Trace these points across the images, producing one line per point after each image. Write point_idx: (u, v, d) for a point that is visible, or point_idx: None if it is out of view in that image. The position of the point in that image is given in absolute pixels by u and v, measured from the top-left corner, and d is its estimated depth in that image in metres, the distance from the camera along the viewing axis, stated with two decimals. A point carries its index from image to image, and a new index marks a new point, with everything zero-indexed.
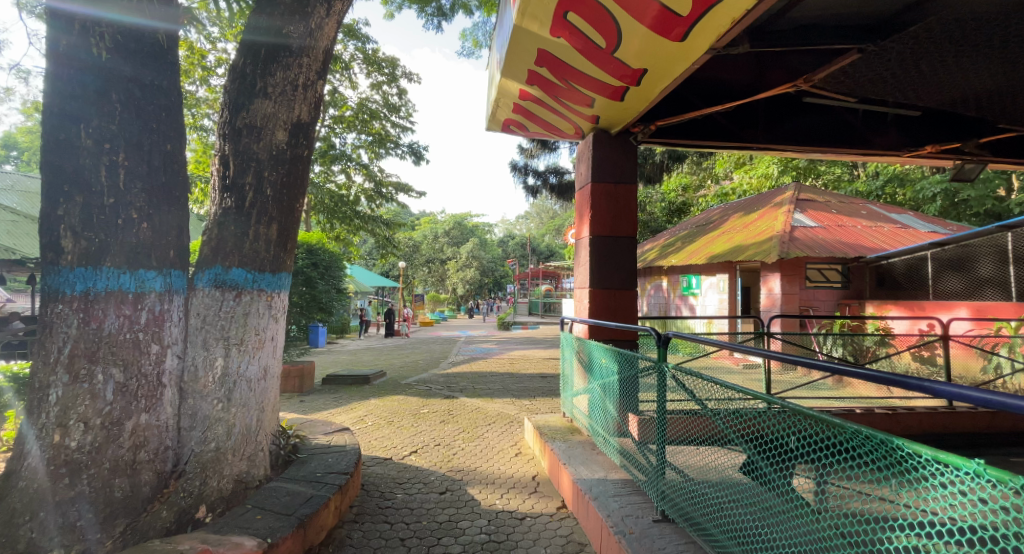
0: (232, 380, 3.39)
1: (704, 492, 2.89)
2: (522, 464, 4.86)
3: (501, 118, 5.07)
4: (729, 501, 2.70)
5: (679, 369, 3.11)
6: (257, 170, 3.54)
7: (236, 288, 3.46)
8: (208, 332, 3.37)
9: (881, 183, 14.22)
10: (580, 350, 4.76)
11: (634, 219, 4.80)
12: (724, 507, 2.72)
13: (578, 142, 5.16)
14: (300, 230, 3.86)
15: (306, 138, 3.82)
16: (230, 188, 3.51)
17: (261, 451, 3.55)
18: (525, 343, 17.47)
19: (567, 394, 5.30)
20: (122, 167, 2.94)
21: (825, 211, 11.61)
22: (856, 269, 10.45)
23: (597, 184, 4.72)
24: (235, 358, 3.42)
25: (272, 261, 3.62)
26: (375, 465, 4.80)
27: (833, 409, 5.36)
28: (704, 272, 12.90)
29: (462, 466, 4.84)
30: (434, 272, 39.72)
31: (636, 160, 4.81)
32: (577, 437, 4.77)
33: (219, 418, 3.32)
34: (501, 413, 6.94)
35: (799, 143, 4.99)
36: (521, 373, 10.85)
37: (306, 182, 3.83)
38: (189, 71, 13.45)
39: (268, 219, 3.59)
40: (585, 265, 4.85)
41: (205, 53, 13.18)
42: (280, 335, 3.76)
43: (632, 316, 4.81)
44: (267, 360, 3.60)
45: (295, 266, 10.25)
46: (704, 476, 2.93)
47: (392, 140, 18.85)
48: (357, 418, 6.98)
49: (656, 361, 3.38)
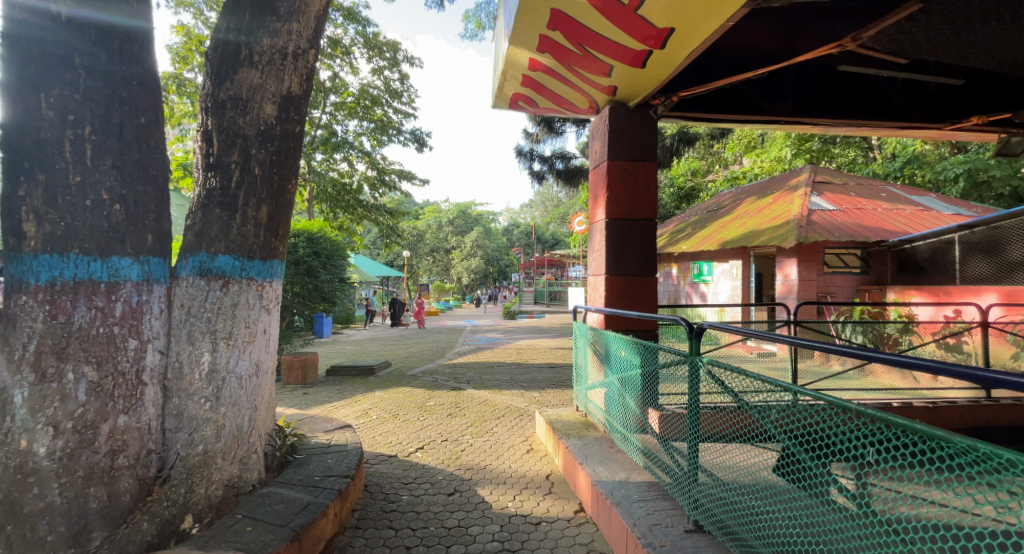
0: (220, 377, 3.11)
1: (751, 505, 2.56)
2: (535, 462, 4.56)
3: (508, 93, 4.76)
4: (783, 519, 2.36)
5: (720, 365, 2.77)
6: (243, 147, 3.26)
7: (223, 277, 3.17)
8: (193, 326, 3.09)
9: (899, 164, 13.79)
10: (596, 341, 4.44)
11: (654, 200, 4.45)
12: (777, 525, 2.39)
13: (593, 118, 4.84)
14: (293, 214, 3.56)
15: (298, 113, 3.53)
16: (214, 167, 3.24)
17: (255, 453, 3.26)
18: (532, 332, 17.17)
19: (581, 387, 5.00)
20: (88, 142, 2.65)
21: (844, 195, 11.19)
22: (876, 253, 10.06)
23: (613, 161, 4.38)
24: (224, 354, 3.13)
25: (263, 247, 3.33)
26: (378, 464, 4.52)
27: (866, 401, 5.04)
28: (716, 258, 12.55)
29: (472, 464, 4.55)
30: (439, 261, 39.18)
31: (656, 135, 4.44)
32: (593, 432, 4.47)
33: (208, 418, 3.05)
34: (510, 405, 6.66)
35: (834, 116, 4.62)
36: (529, 364, 10.59)
37: (298, 161, 3.54)
38: (187, 57, 13.19)
39: (258, 200, 3.30)
40: (600, 251, 4.53)
41: (202, 38, 12.90)
42: (274, 328, 3.47)
43: (650, 304, 4.49)
44: (259, 355, 3.32)
45: (295, 255, 9.87)
46: (750, 487, 2.60)
47: (394, 126, 18.51)
48: (361, 411, 6.74)
49: (687, 355, 3.05)
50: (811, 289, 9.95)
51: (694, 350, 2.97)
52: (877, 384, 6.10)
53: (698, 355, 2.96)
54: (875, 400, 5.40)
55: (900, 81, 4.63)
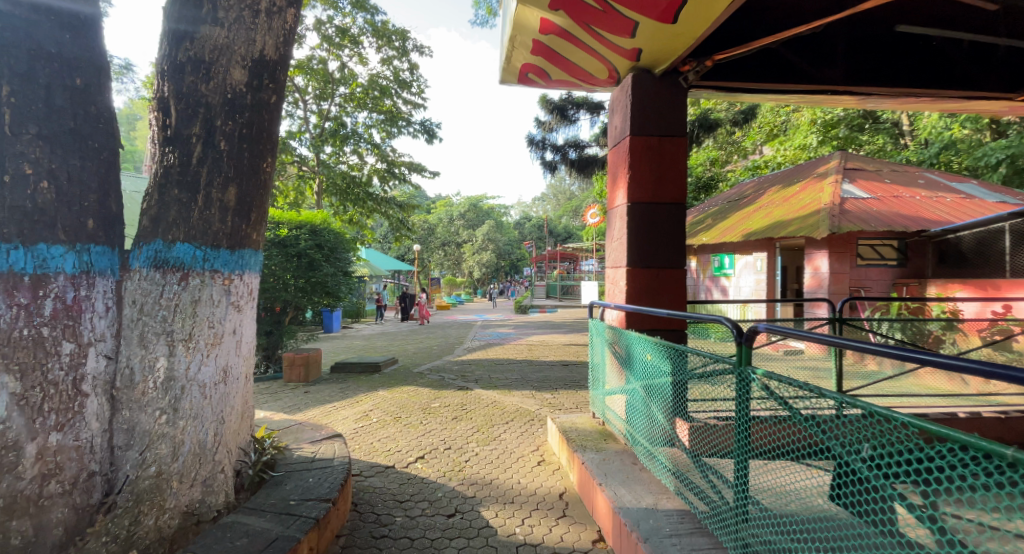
0: (179, 385, 2.66)
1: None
2: (547, 476, 4.05)
3: (516, 65, 4.26)
4: None
5: (781, 376, 2.22)
6: (206, 118, 2.83)
7: (182, 269, 2.71)
8: (147, 325, 2.63)
9: (934, 150, 13.21)
10: (616, 342, 3.94)
11: (682, 180, 3.91)
12: None
13: (612, 90, 4.32)
14: (268, 198, 3.11)
15: (273, 81, 3.08)
16: (172, 140, 2.80)
17: (222, 473, 2.81)
18: (544, 327, 16.70)
19: (599, 393, 4.50)
20: (7, 106, 2.25)
21: (878, 182, 10.62)
22: (915, 244, 9.47)
23: (637, 137, 3.86)
24: (183, 359, 2.67)
25: (230, 234, 2.88)
26: (371, 478, 4.05)
27: (929, 413, 4.46)
28: (738, 250, 11.94)
29: (476, 478, 4.06)
30: (449, 255, 38.48)
31: (685, 106, 3.91)
32: (613, 445, 3.93)
33: (164, 433, 2.60)
34: (520, 408, 6.18)
35: (889, 84, 4.15)
36: (541, 361, 10.09)
37: (273, 135, 3.10)
38: None
39: (224, 179, 2.85)
40: (621, 240, 4.02)
41: None
42: (245, 327, 3.02)
43: (678, 299, 3.97)
44: (226, 360, 2.86)
45: (296, 248, 9.28)
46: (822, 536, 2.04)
47: (404, 117, 18.05)
48: (361, 413, 6.32)
49: (737, 365, 2.52)
50: (843, 283, 9.46)
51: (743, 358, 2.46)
52: (930, 390, 5.50)
53: (748, 364, 2.44)
54: (933, 407, 4.82)
55: (967, 43, 4.22)
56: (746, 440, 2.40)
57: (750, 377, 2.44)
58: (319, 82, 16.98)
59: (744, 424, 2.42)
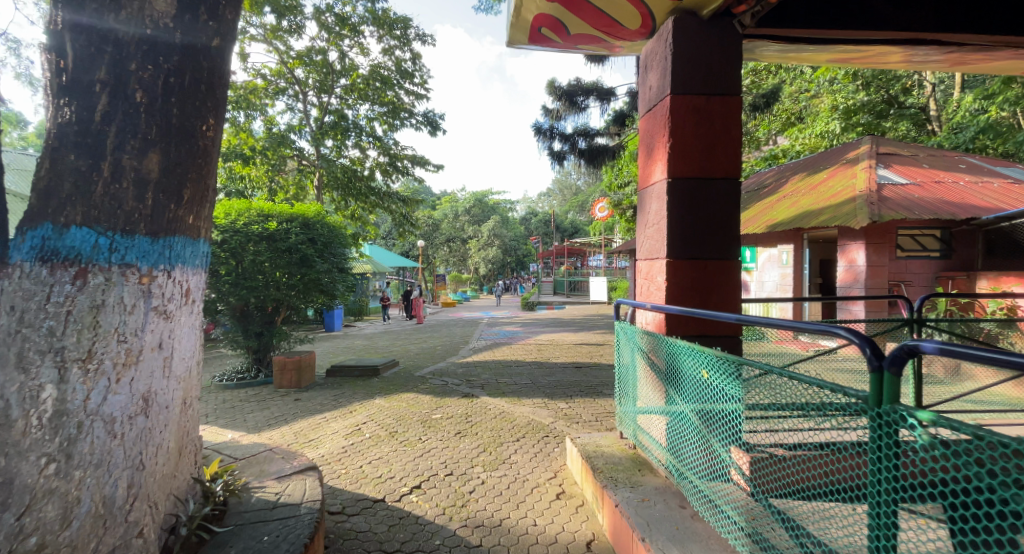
0: (75, 422, 1.94)
1: None
2: (569, 516, 3.31)
3: (528, 19, 3.53)
4: None
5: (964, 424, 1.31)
6: (115, 60, 2.11)
7: (77, 261, 2.00)
8: (28, 341, 1.93)
9: (970, 135, 12.40)
10: (654, 351, 3.19)
11: (734, 150, 3.18)
12: None
13: (645, 43, 3.57)
14: (208, 170, 2.40)
15: (215, 19, 2.38)
16: (69, 90, 2.08)
17: (140, 538, 2.07)
18: (552, 325, 15.94)
19: (630, 411, 3.74)
20: None
21: (915, 167, 9.85)
22: (960, 233, 8.76)
23: (679, 96, 3.12)
24: (78, 385, 1.95)
25: (151, 216, 2.15)
26: (355, 518, 3.32)
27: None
28: (763, 242, 11.13)
29: (482, 518, 3.32)
30: (455, 251, 37.43)
31: (738, 56, 3.17)
32: (652, 480, 3.18)
33: (51, 490, 1.87)
34: (532, 421, 5.44)
35: (988, 31, 3.53)
36: (551, 363, 9.32)
37: (213, 91, 2.39)
38: None
39: (142, 141, 2.13)
40: (658, 225, 3.28)
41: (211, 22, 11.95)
42: (177, 339, 2.30)
43: (731, 298, 3.22)
44: (147, 383, 2.14)
45: (288, 243, 8.44)
46: None
47: (406, 109, 17.27)
48: (353, 427, 5.58)
49: (870, 399, 1.59)
50: (882, 276, 8.72)
51: (882, 397, 1.55)
52: (1013, 400, 4.69)
53: (896, 404, 1.52)
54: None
55: None
56: (883, 511, 1.56)
57: (898, 420, 1.50)
58: (319, 73, 16.26)
59: (879, 489, 1.56)
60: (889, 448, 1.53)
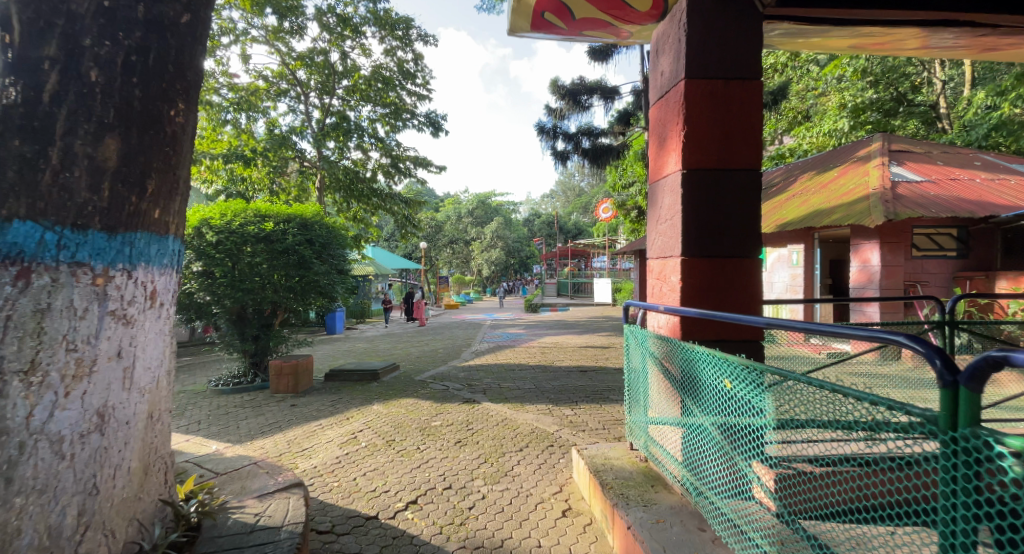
0: (16, 441, 1.72)
1: None
2: (576, 537, 3.06)
3: (530, 3, 3.29)
4: None
5: None
6: (67, 34, 1.88)
7: (21, 261, 1.78)
8: None
9: (983, 132, 12.11)
10: (669, 357, 2.92)
11: (754, 139, 2.94)
12: None
13: (657, 26, 3.33)
14: (176, 159, 2.17)
15: None
16: (14, 66, 1.85)
17: None
18: (556, 327, 15.67)
19: (642, 421, 3.47)
20: None
21: (929, 164, 9.58)
22: (978, 232, 8.52)
23: (695, 81, 2.88)
24: (20, 401, 1.73)
25: (108, 210, 1.93)
26: (346, 538, 3.08)
27: None
28: (772, 242, 10.86)
29: (483, 539, 3.08)
30: (458, 253, 37.21)
31: (760, 38, 2.92)
32: (667, 497, 2.92)
33: None
34: (536, 429, 5.19)
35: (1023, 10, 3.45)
36: (556, 367, 9.07)
37: (182, 72, 2.16)
38: None
39: (97, 125, 1.90)
40: (671, 220, 3.03)
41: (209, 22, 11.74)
42: (140, 347, 2.08)
43: (751, 298, 2.96)
44: (102, 397, 1.91)
45: (284, 244, 8.21)
46: None
47: (408, 110, 17.06)
48: (349, 435, 5.34)
49: (941, 421, 1.33)
50: (897, 277, 8.43)
51: (958, 419, 1.30)
52: None
53: (976, 427, 1.27)
54: None
55: None
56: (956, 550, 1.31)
57: (980, 448, 1.25)
58: (320, 74, 16.07)
59: (952, 528, 1.31)
60: (967, 481, 1.28)
